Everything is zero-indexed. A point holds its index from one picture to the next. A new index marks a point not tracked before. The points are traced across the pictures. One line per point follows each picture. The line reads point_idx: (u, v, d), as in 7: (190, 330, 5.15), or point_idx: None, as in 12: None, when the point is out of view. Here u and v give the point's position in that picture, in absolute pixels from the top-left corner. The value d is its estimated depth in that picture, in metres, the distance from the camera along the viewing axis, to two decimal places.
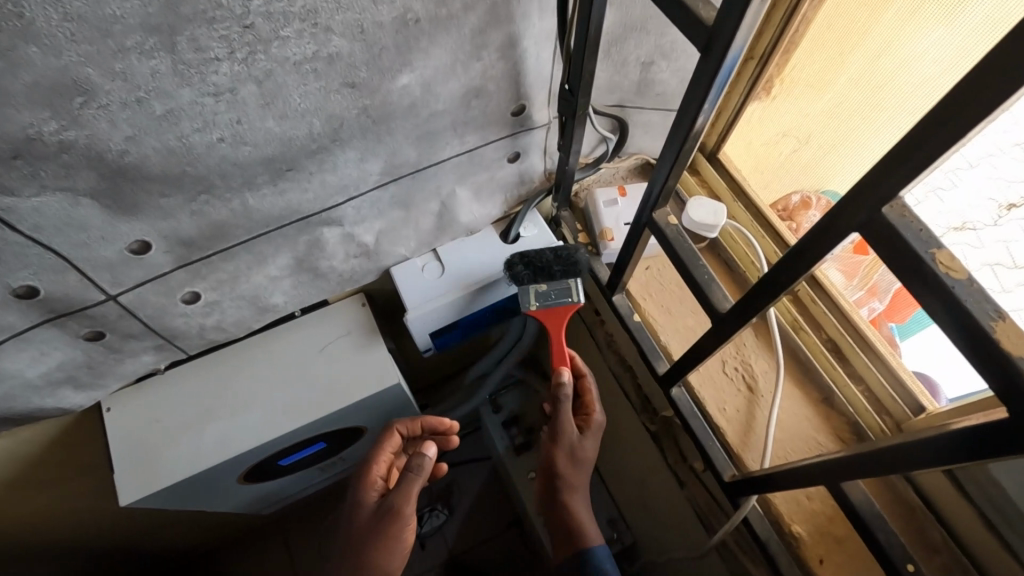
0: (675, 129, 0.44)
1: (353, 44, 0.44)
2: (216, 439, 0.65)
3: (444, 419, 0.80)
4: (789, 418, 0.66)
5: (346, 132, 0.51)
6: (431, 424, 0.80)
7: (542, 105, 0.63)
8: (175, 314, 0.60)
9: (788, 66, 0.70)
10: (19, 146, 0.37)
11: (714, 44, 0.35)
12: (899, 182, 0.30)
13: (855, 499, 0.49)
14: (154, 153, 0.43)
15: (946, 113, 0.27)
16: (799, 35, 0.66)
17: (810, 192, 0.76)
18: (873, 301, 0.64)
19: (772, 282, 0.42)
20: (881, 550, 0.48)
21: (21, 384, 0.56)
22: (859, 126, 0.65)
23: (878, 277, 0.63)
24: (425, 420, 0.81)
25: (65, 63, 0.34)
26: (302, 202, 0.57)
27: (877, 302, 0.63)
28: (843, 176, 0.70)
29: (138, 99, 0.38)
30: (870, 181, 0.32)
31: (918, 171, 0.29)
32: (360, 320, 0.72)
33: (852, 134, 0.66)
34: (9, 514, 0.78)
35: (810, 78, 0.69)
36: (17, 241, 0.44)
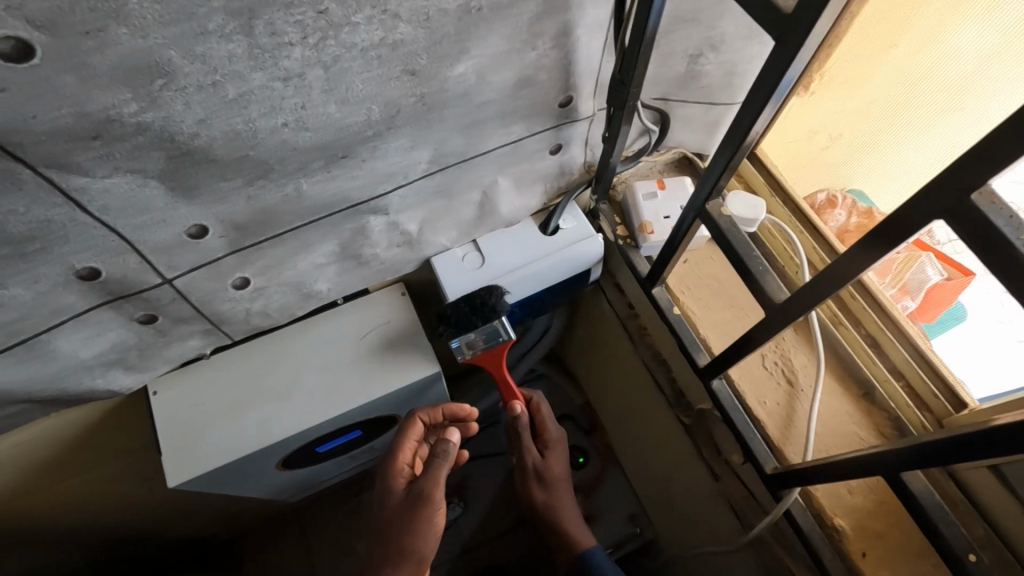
0: (737, 119, 0.44)
1: (417, 31, 0.44)
2: (260, 423, 0.66)
3: (462, 405, 0.81)
4: (828, 413, 0.66)
5: (401, 120, 0.52)
6: (450, 410, 0.81)
7: (589, 97, 0.63)
8: (225, 299, 0.61)
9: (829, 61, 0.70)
10: (98, 126, 0.38)
11: (791, 32, 0.35)
12: (985, 172, 0.30)
13: (916, 488, 0.49)
14: (220, 137, 0.43)
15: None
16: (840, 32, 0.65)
17: (836, 191, 0.77)
18: (905, 299, 0.67)
19: (835, 272, 0.42)
20: (946, 546, 0.48)
21: (75, 365, 0.57)
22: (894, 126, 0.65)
23: (909, 276, 0.66)
24: (444, 405, 0.81)
25: (149, 44, 0.35)
26: (352, 189, 0.57)
27: (910, 300, 0.66)
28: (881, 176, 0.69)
29: (214, 82, 0.39)
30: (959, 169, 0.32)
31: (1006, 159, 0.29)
32: (400, 309, 0.73)
33: (889, 135, 0.66)
34: (46, 495, 0.79)
35: (849, 75, 0.69)
36: (86, 222, 0.45)
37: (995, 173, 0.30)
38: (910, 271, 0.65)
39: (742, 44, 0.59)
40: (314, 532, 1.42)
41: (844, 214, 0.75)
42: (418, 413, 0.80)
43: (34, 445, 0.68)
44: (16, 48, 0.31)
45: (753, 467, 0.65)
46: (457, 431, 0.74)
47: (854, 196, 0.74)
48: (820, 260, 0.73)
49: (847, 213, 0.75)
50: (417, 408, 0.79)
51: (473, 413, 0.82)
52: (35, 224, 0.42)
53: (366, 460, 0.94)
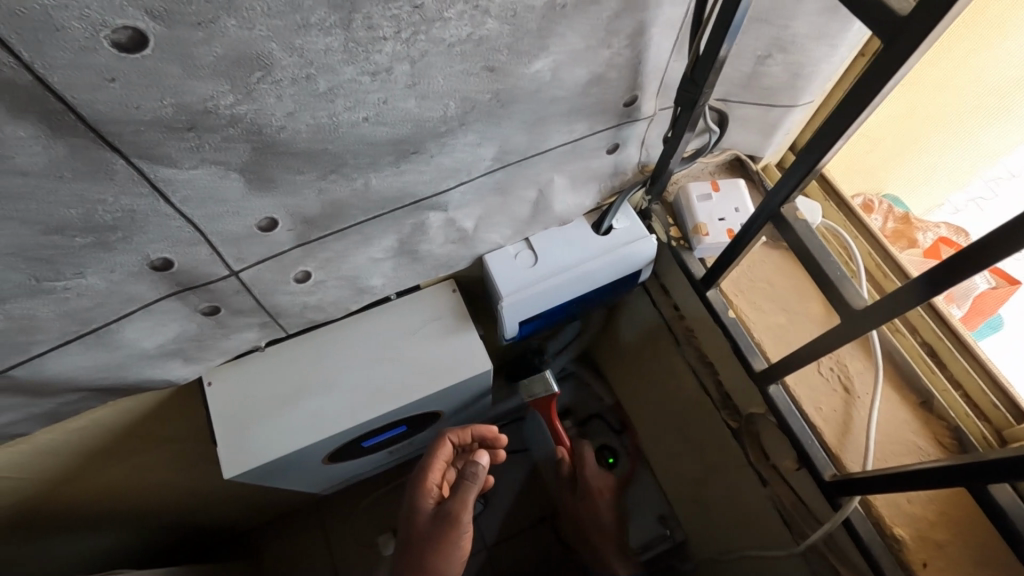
0: (827, 124, 0.44)
1: (502, 27, 0.44)
2: (314, 418, 0.66)
3: (490, 426, 0.81)
4: (886, 422, 0.65)
5: (473, 115, 0.52)
6: (478, 431, 0.81)
7: (652, 96, 0.62)
8: (286, 291, 0.61)
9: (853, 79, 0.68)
10: (195, 118, 0.38)
11: (906, 35, 0.35)
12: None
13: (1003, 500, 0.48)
14: (304, 130, 0.43)
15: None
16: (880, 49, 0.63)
17: (869, 194, 0.79)
18: (951, 306, 0.68)
19: (926, 281, 0.41)
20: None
21: (139, 355, 0.57)
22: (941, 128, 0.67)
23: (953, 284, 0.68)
24: (474, 427, 0.82)
25: (254, 36, 0.35)
26: (416, 184, 0.57)
27: (956, 308, 0.67)
28: (912, 177, 0.74)
29: (307, 75, 0.39)
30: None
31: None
32: (451, 305, 0.73)
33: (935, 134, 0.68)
34: (90, 481, 0.79)
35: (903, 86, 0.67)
36: (166, 212, 0.45)
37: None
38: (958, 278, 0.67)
39: (813, 46, 0.58)
40: (337, 524, 1.43)
41: (881, 218, 0.77)
42: (448, 433, 0.81)
43: (89, 432, 0.69)
44: (132, 38, 0.31)
45: (809, 474, 0.64)
46: (486, 454, 0.74)
47: (890, 201, 0.77)
48: (879, 266, 0.72)
49: (883, 218, 0.77)
50: (447, 429, 0.81)
51: (501, 438, 0.82)
52: (120, 213, 0.43)
53: (401, 455, 0.94)
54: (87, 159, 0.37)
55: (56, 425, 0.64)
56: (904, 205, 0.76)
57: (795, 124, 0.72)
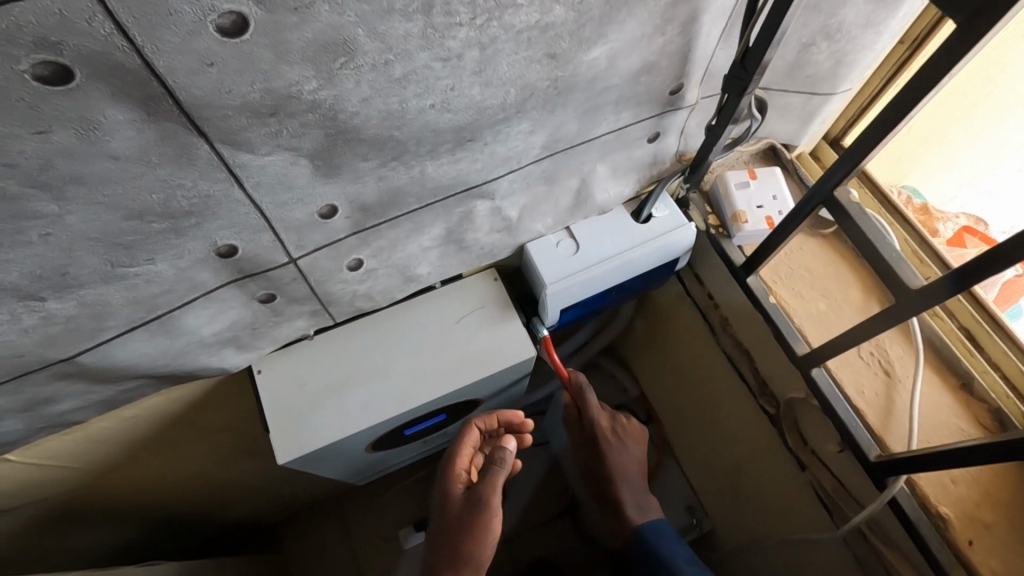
0: (886, 108, 0.45)
1: (568, 14, 0.45)
2: (362, 405, 0.67)
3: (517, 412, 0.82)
4: (926, 405, 0.66)
5: (531, 103, 0.52)
6: (505, 418, 0.83)
7: (695, 85, 0.63)
8: (339, 279, 0.62)
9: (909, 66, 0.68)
10: (279, 103, 0.39)
11: (976, 18, 0.36)
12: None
13: None
14: (375, 116, 0.44)
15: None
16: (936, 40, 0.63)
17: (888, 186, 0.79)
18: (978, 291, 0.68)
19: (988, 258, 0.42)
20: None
21: (197, 342, 0.59)
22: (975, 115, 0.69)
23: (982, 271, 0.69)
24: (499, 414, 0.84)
25: (343, 22, 0.36)
26: (469, 172, 0.58)
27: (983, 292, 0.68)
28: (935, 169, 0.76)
29: (386, 60, 0.40)
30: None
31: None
32: (493, 294, 0.73)
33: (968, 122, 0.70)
34: (135, 471, 0.81)
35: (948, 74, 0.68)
36: (238, 199, 0.46)
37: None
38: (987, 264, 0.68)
39: (858, 33, 0.59)
40: (360, 518, 1.44)
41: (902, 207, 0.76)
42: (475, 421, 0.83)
43: (138, 421, 0.70)
44: (234, 23, 0.32)
45: (852, 456, 0.66)
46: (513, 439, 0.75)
47: (908, 192, 0.78)
48: (918, 253, 0.73)
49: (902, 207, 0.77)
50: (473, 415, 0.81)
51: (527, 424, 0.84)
52: (196, 199, 0.44)
53: (435, 446, 0.95)
54: (174, 144, 0.38)
55: (111, 414, 0.65)
56: (923, 197, 0.77)
57: (832, 113, 0.73)
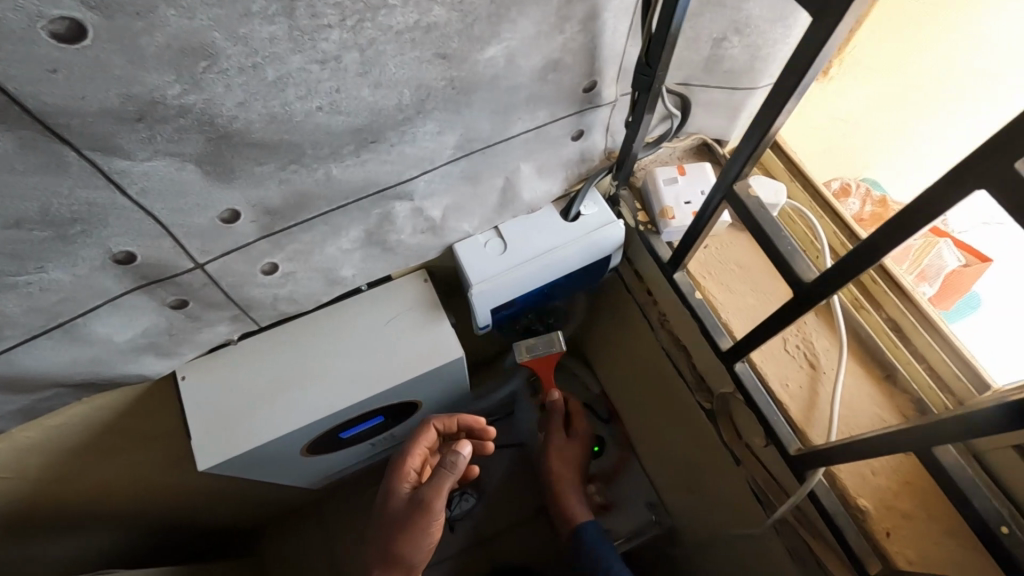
0: (766, 102, 0.44)
1: (451, 14, 0.44)
2: (286, 407, 0.67)
3: (479, 418, 0.84)
4: (851, 396, 0.67)
5: (431, 104, 0.52)
6: (466, 422, 0.84)
7: (611, 82, 0.63)
8: (255, 283, 0.61)
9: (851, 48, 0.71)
10: (143, 108, 0.38)
11: (827, 12, 0.36)
12: (1002, 164, 0.29)
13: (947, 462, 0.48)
14: (258, 119, 0.44)
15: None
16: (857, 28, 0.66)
17: (849, 179, 0.78)
18: (922, 284, 0.69)
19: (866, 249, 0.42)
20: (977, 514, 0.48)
21: (110, 350, 0.58)
22: (901, 111, 0.71)
23: (925, 262, 0.69)
24: (462, 419, 0.85)
25: (196, 25, 0.35)
26: (381, 174, 0.58)
27: (927, 286, 0.69)
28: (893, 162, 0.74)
29: (254, 64, 0.40)
30: (953, 180, 0.32)
31: (1003, 165, 0.29)
32: (422, 295, 0.73)
33: (894, 117, 0.72)
34: (77, 481, 0.80)
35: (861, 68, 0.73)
36: (125, 205, 0.45)
37: (983, 177, 0.30)
38: (928, 257, 0.69)
39: (768, 28, 0.59)
40: (331, 521, 1.44)
41: (858, 202, 0.76)
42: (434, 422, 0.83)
43: (68, 430, 0.70)
44: (70, 28, 0.32)
45: (776, 450, 0.66)
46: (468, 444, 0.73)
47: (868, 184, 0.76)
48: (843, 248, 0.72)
49: (861, 201, 0.76)
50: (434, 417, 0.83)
51: (489, 431, 0.86)
52: (77, 207, 0.43)
53: (385, 448, 0.95)
54: (37, 152, 0.38)
55: (33, 423, 0.65)
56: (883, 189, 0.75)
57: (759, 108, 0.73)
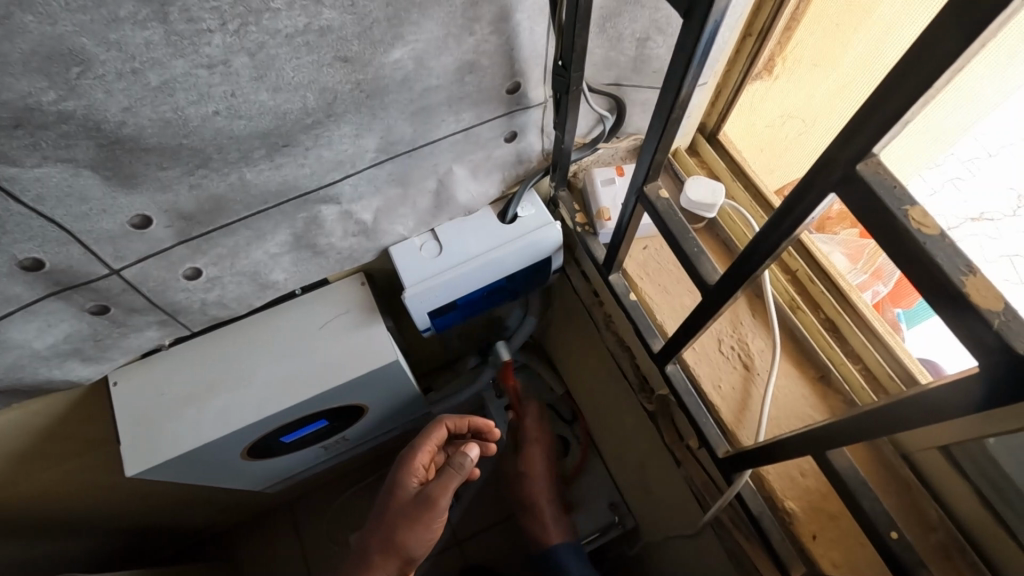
0: (660, 100, 0.44)
1: (344, 17, 0.44)
2: (218, 410, 0.67)
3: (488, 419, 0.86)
4: (784, 398, 0.66)
5: (340, 107, 0.52)
6: (476, 424, 0.87)
7: (537, 83, 0.63)
8: (178, 288, 0.61)
9: (791, 43, 0.68)
10: (19, 115, 0.38)
11: (694, 11, 0.35)
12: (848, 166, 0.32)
13: (841, 467, 0.47)
14: (150, 125, 0.44)
15: (899, 80, 0.28)
16: (800, 12, 0.64)
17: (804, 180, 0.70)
18: (877, 284, 0.62)
19: (760, 247, 0.41)
20: (870, 524, 0.46)
21: (29, 355, 0.58)
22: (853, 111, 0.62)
23: (881, 262, 0.61)
24: (470, 419, 0.87)
25: (61, 31, 0.35)
26: (299, 178, 0.58)
27: (882, 285, 0.62)
28: None
29: (133, 69, 0.39)
30: (819, 178, 0.34)
31: (849, 168, 0.32)
32: (358, 297, 0.74)
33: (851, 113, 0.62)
34: (25, 486, 0.80)
35: (808, 60, 0.67)
36: (21, 212, 0.45)
37: (842, 180, 0.33)
38: (879, 259, 0.60)
39: None
40: (303, 522, 1.45)
41: None
42: (445, 421, 0.84)
43: (5, 436, 0.70)
44: None
45: (707, 452, 0.65)
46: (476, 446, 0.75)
47: None
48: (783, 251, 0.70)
49: None
50: (446, 416, 0.83)
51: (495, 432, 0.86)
52: None
53: (341, 449, 0.96)
54: None
55: None
56: None
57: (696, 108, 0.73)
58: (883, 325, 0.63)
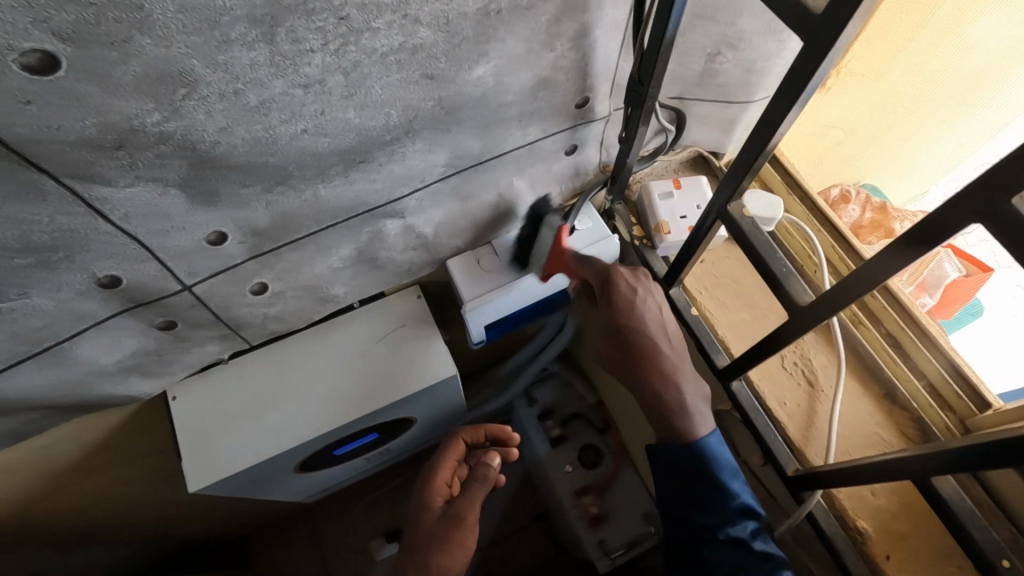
0: (761, 120, 0.43)
1: (437, 35, 0.44)
2: (278, 425, 0.66)
3: (505, 427, 0.83)
4: (850, 416, 0.66)
5: (419, 123, 0.52)
6: (493, 431, 0.83)
7: (605, 97, 0.62)
8: (243, 303, 0.61)
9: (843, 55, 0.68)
10: (122, 136, 0.38)
11: (818, 36, 0.35)
12: (999, 198, 0.31)
13: (947, 492, 0.49)
14: (241, 144, 0.43)
15: None
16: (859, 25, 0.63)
17: (848, 185, 0.76)
18: (922, 295, 0.67)
19: (874, 268, 0.41)
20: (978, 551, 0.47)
21: (95, 371, 0.57)
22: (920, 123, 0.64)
23: (926, 273, 0.67)
24: (486, 427, 0.83)
25: (174, 54, 0.35)
26: (369, 193, 0.57)
27: (928, 297, 0.67)
28: (893, 169, 0.70)
29: (236, 90, 0.39)
30: (960, 207, 0.33)
31: (1001, 200, 0.31)
32: (414, 311, 0.73)
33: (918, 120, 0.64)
34: (69, 497, 0.80)
35: (861, 70, 0.67)
36: (107, 231, 0.45)
37: (986, 211, 0.32)
38: (928, 268, 0.66)
39: (760, 42, 0.58)
40: (324, 528, 1.44)
41: (857, 208, 0.74)
42: (461, 434, 0.83)
43: (56, 449, 0.69)
44: (41, 60, 0.31)
45: (774, 470, 0.65)
46: (497, 455, 0.75)
47: (868, 190, 0.73)
48: (839, 261, 0.72)
49: (860, 208, 0.74)
50: (459, 429, 0.83)
51: (513, 436, 0.83)
52: (57, 233, 0.43)
53: (380, 460, 0.95)
54: (17, 182, 0.37)
55: (18, 446, 0.64)
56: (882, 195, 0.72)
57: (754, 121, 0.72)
58: (936, 326, 0.64)
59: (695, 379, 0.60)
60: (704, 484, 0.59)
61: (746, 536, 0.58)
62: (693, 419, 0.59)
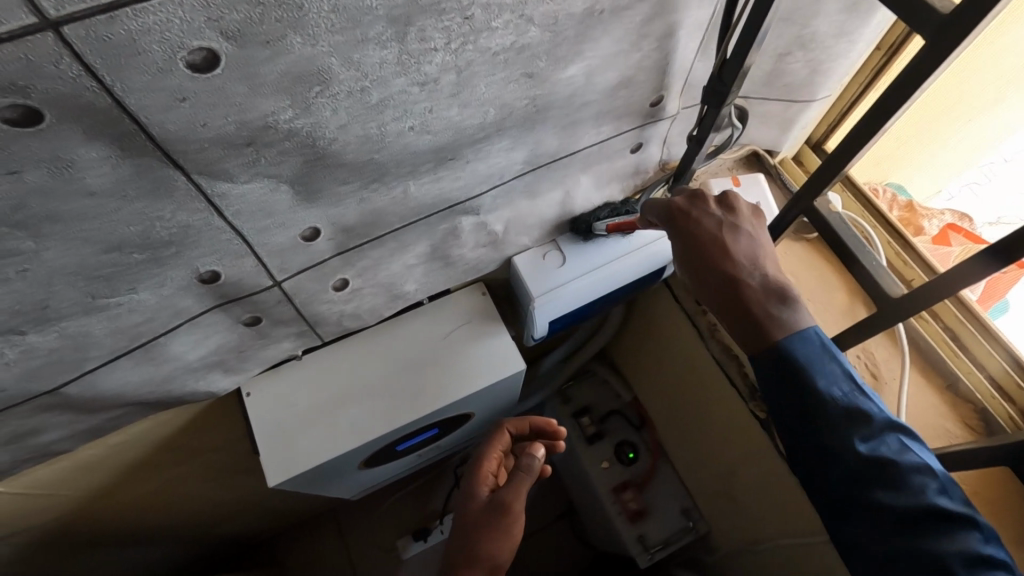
0: (865, 117, 0.45)
1: (543, 35, 0.45)
2: (354, 420, 0.67)
3: (551, 418, 0.82)
4: (915, 407, 0.67)
5: (509, 122, 0.53)
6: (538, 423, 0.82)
7: (676, 96, 0.63)
8: (324, 299, 0.62)
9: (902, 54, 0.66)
10: (255, 133, 0.38)
11: (944, 34, 0.37)
12: None
13: None
14: (353, 141, 0.44)
15: None
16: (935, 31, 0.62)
17: (874, 183, 0.80)
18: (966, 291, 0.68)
19: (981, 258, 0.42)
20: None
21: (182, 367, 0.58)
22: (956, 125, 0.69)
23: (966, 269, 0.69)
24: (531, 420, 0.82)
25: (317, 52, 0.35)
26: (452, 191, 0.58)
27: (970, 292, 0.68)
28: (913, 164, 0.75)
29: (362, 88, 0.40)
30: None
31: None
32: (480, 307, 0.74)
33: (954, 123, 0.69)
34: (129, 496, 0.80)
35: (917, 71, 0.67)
36: (218, 226, 0.45)
37: None
38: None
39: (832, 42, 0.60)
40: (353, 527, 1.44)
41: (887, 206, 0.77)
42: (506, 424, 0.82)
43: (127, 446, 0.69)
44: (205, 59, 0.32)
45: None
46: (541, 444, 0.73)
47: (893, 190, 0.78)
48: (895, 258, 0.74)
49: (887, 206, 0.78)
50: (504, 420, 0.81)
51: (559, 429, 0.82)
52: (175, 229, 0.43)
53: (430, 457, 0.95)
54: (150, 178, 0.38)
55: (98, 440, 0.65)
56: (907, 193, 0.78)
57: (812, 119, 0.74)
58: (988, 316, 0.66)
59: (773, 284, 0.53)
60: (794, 416, 0.52)
61: (929, 494, 0.46)
62: (769, 323, 0.52)
